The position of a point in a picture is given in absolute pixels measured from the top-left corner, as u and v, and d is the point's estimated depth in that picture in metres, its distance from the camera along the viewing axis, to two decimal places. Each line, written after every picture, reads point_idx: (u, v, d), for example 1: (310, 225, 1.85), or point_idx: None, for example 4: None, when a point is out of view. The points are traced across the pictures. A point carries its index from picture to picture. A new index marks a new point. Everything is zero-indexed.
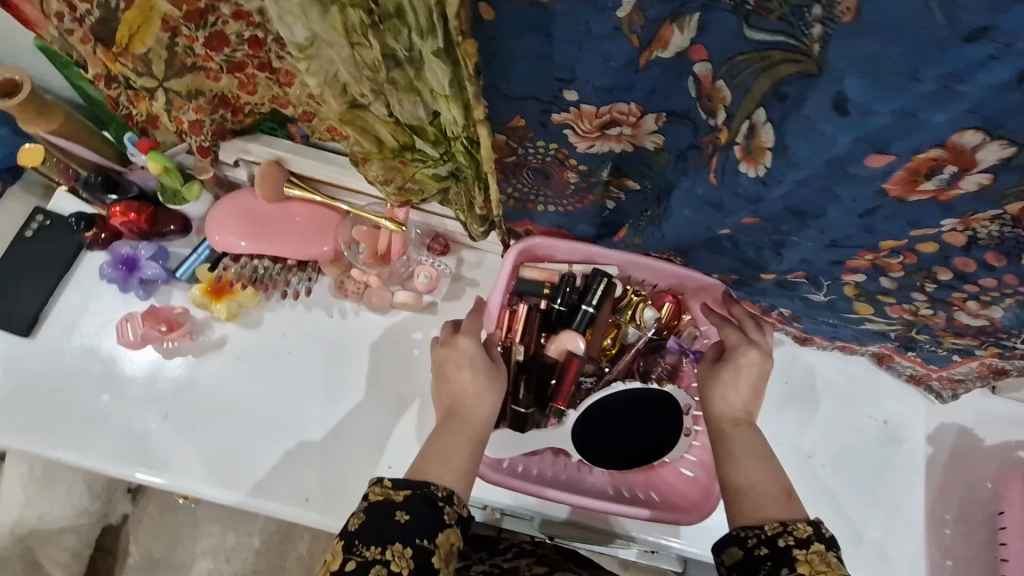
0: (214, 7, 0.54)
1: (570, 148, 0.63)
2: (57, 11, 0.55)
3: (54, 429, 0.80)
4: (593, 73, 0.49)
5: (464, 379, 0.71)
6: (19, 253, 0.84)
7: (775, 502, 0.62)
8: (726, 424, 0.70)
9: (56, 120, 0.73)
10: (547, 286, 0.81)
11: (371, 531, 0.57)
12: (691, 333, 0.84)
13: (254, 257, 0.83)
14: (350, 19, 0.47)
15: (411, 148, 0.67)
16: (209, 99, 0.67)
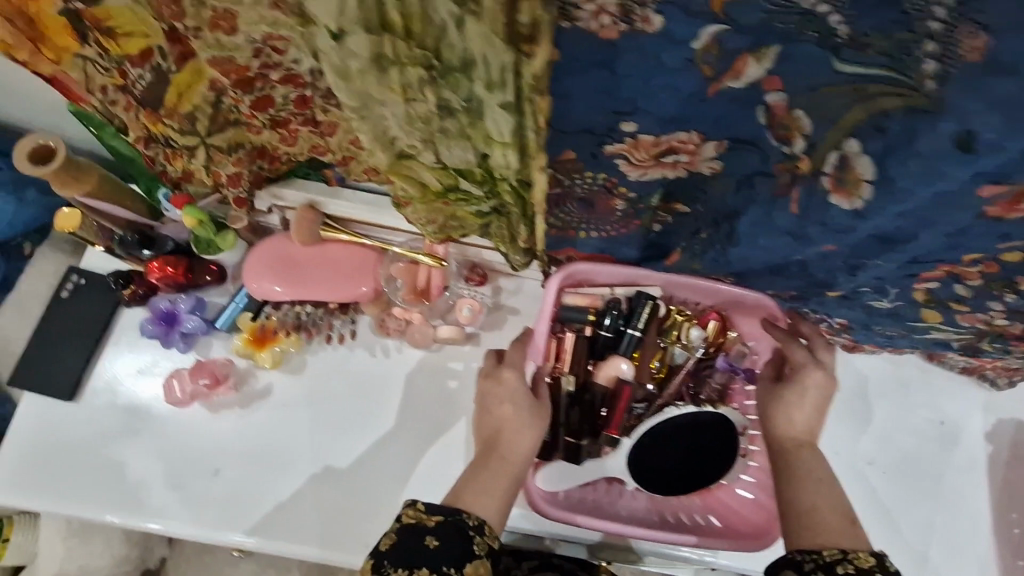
0: (263, 76, 0.53)
1: (620, 177, 0.61)
2: (101, 84, 0.54)
3: (89, 481, 0.79)
4: (657, 105, 0.47)
5: (505, 413, 0.68)
6: (57, 315, 0.83)
7: (838, 530, 0.60)
8: (788, 445, 0.69)
9: (90, 183, 0.72)
10: (592, 311, 0.77)
11: (402, 554, 0.57)
12: (740, 350, 0.81)
13: (293, 303, 0.81)
14: (408, 77, 0.46)
15: (458, 189, 0.66)
16: (249, 151, 0.67)
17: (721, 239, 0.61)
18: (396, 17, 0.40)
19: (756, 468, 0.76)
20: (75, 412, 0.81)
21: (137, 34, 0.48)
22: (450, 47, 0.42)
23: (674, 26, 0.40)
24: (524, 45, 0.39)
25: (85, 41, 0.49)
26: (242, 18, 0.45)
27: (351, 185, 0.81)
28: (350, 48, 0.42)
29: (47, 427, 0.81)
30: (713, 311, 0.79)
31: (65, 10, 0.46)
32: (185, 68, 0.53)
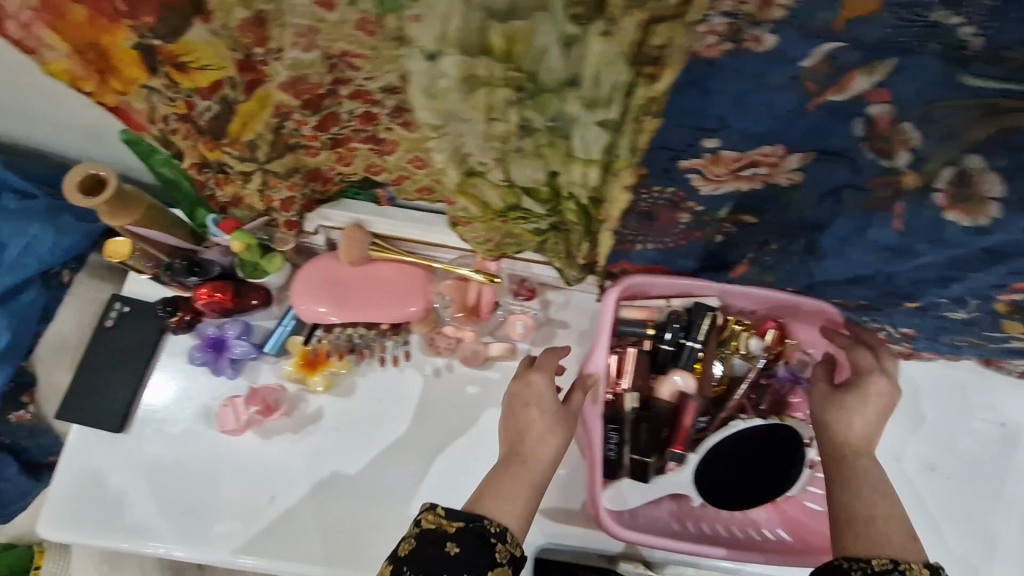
0: (332, 91, 0.51)
1: (690, 191, 0.59)
2: (163, 113, 0.53)
3: (115, 505, 0.78)
4: (747, 121, 0.46)
5: (529, 416, 0.67)
6: (103, 345, 0.82)
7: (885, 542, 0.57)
8: (850, 451, 0.65)
9: (138, 211, 0.71)
10: (650, 324, 0.76)
11: (422, 562, 0.54)
12: (801, 358, 0.79)
13: (345, 326, 0.81)
14: (496, 98, 0.44)
15: (518, 211, 0.64)
16: (303, 175, 0.65)
17: (802, 253, 0.61)
18: (500, 41, 0.39)
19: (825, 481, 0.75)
20: (126, 443, 0.80)
21: (210, 67, 0.47)
22: (547, 69, 0.41)
23: (787, 46, 0.39)
24: (648, 65, 0.40)
25: (153, 73, 0.47)
26: (325, 33, 0.43)
27: (402, 204, 0.79)
28: (442, 67, 0.41)
29: (93, 460, 0.79)
30: (771, 320, 0.79)
31: (138, 44, 0.44)
32: (252, 96, 0.50)
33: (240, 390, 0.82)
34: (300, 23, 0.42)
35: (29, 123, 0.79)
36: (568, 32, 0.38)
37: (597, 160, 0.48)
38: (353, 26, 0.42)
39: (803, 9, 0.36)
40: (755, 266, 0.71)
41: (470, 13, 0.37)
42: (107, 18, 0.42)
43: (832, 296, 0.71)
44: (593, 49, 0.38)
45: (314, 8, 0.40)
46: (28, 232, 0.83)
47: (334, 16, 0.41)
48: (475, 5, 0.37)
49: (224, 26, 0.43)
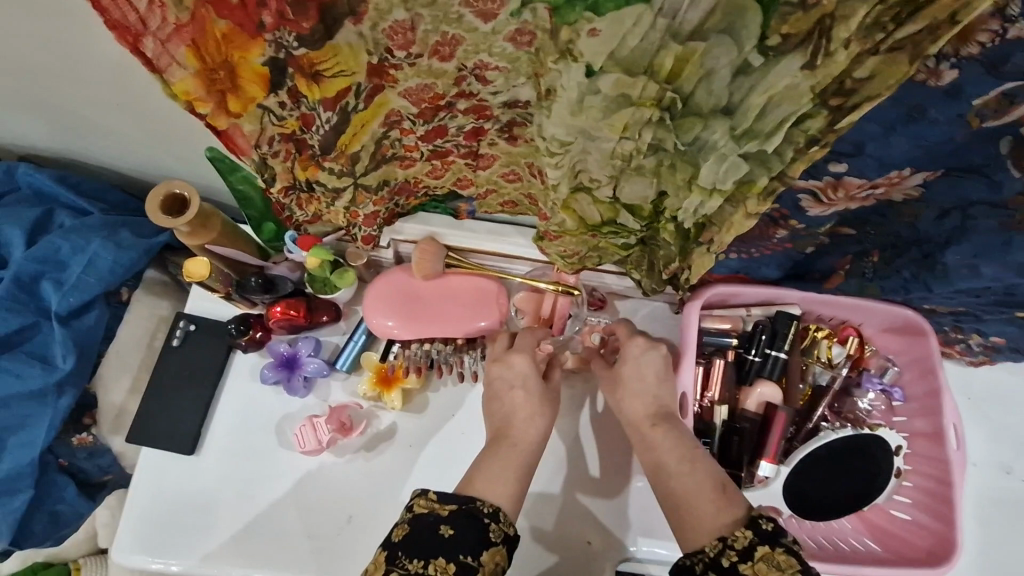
0: (450, 103, 0.50)
1: (796, 211, 0.60)
2: (269, 135, 0.49)
3: (152, 519, 0.76)
4: (889, 151, 0.50)
5: (515, 399, 0.72)
6: (170, 364, 0.81)
7: (703, 500, 0.60)
8: (642, 428, 0.69)
9: (216, 230, 0.70)
10: (736, 334, 0.75)
11: (415, 542, 0.56)
12: (880, 364, 0.78)
13: (422, 341, 0.79)
14: (638, 117, 0.43)
15: (614, 225, 0.57)
16: (391, 188, 0.62)
17: (918, 265, 0.62)
18: (671, 61, 0.39)
19: (913, 489, 0.75)
20: (197, 464, 0.78)
21: (345, 73, 0.44)
22: (708, 91, 0.42)
23: (968, 82, 0.44)
24: (836, 97, 0.41)
25: (275, 90, 0.45)
26: (465, 45, 0.43)
27: (480, 217, 0.78)
28: (599, 85, 0.40)
29: (161, 487, 0.77)
30: (850, 326, 0.77)
31: (271, 61, 0.42)
32: (372, 103, 0.49)
33: (313, 409, 0.80)
34: (451, 32, 0.42)
35: (96, 124, 0.78)
36: (749, 61, 0.39)
37: (728, 190, 0.48)
38: (504, 39, 0.42)
39: (1003, 49, 0.41)
40: (851, 277, 0.70)
41: (652, 32, 0.37)
42: (246, 34, 0.40)
43: (925, 303, 0.71)
44: (767, 70, 0.39)
45: (468, 13, 0.40)
46: (89, 249, 0.82)
47: (486, 27, 0.41)
48: (660, 26, 0.37)
49: (373, 27, 0.41)
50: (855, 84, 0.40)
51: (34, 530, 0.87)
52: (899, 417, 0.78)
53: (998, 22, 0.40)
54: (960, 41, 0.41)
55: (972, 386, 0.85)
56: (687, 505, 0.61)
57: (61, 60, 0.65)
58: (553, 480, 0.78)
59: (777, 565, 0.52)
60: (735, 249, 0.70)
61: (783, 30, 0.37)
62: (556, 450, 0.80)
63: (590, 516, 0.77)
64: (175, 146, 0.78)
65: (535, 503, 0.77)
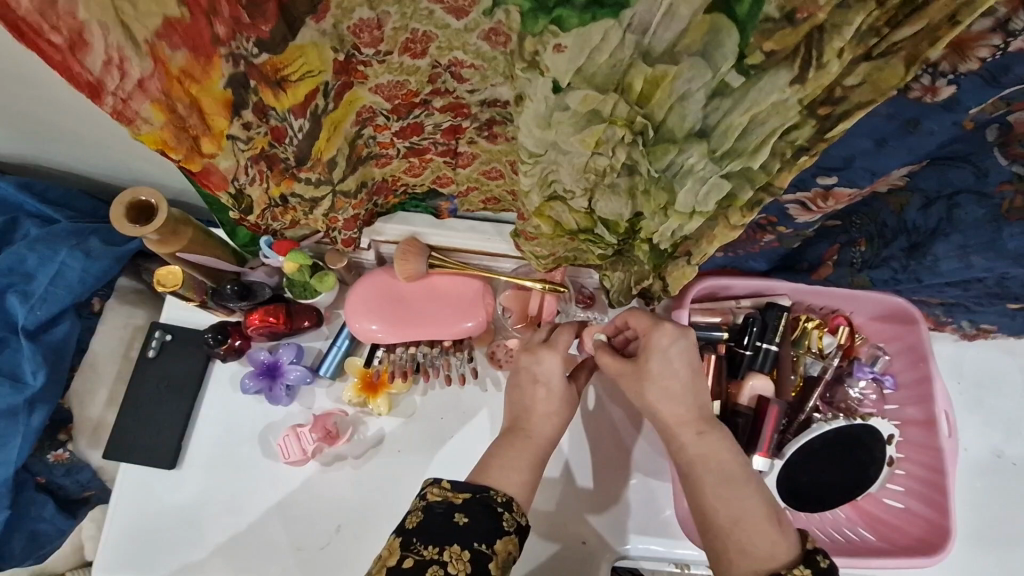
0: (426, 100, 0.48)
1: (784, 218, 0.59)
2: (242, 163, 0.47)
3: (134, 537, 0.74)
4: (877, 161, 0.50)
5: (537, 394, 0.67)
6: (147, 377, 0.79)
7: (755, 529, 0.54)
8: (685, 433, 0.60)
9: (187, 237, 0.67)
10: (725, 327, 0.74)
11: (431, 529, 0.54)
12: (871, 352, 0.77)
13: (407, 344, 0.77)
14: (610, 134, 0.42)
15: (590, 233, 0.55)
16: (370, 188, 0.60)
17: (907, 255, 0.60)
18: (642, 83, 0.38)
19: (904, 477, 0.74)
20: (180, 479, 0.76)
21: (312, 73, 0.41)
22: (681, 113, 0.40)
23: (966, 95, 0.43)
24: (825, 106, 0.39)
25: (239, 113, 0.43)
26: (438, 41, 0.42)
27: (462, 215, 0.76)
28: (567, 101, 0.39)
29: (143, 498, 0.75)
30: (840, 315, 0.76)
31: (230, 80, 0.40)
32: (342, 101, 0.46)
33: (298, 417, 0.78)
34: (421, 29, 0.40)
35: (55, 128, 0.74)
36: (726, 82, 0.38)
37: (711, 211, 0.46)
38: (478, 36, 0.40)
39: (1003, 62, 0.40)
40: (840, 267, 0.69)
41: (621, 50, 0.36)
42: (202, 56, 0.38)
43: (914, 293, 0.70)
44: (753, 88, 0.38)
45: (438, 9, 0.38)
46: (56, 259, 0.78)
47: (460, 23, 0.39)
48: (630, 42, 0.36)
49: (336, 25, 0.39)
50: (842, 91, 0.38)
51: (13, 549, 0.84)
52: (891, 405, 0.77)
53: (999, 37, 0.39)
54: (957, 56, 0.41)
55: (963, 369, 0.85)
56: (747, 537, 0.54)
57: (12, 64, 0.62)
58: (558, 465, 0.77)
59: None
60: (726, 250, 0.68)
61: (764, 47, 0.35)
62: (574, 431, 0.79)
63: (593, 506, 0.76)
64: (139, 148, 0.75)
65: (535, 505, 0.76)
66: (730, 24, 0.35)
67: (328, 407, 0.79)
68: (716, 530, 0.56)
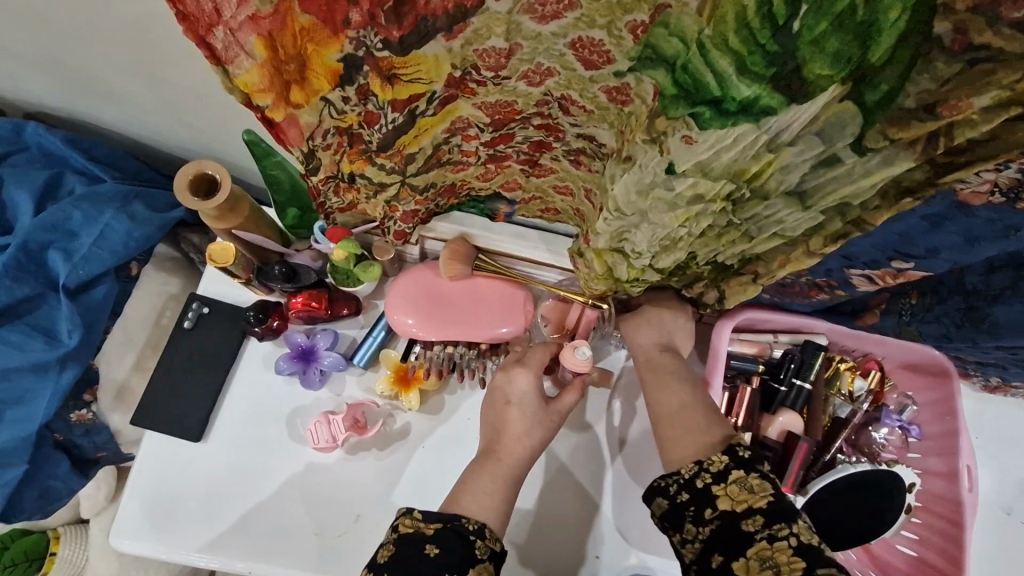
0: (524, 117, 0.50)
1: (843, 283, 0.58)
2: (324, 127, 0.46)
3: (150, 509, 0.74)
4: (970, 255, 0.46)
5: (509, 415, 0.70)
6: (180, 348, 0.79)
7: (695, 420, 0.63)
8: (652, 354, 0.71)
9: (244, 214, 0.67)
10: (762, 360, 0.75)
11: (400, 561, 0.55)
12: (899, 401, 0.77)
13: (445, 343, 0.77)
14: (705, 210, 0.42)
15: (638, 280, 0.56)
16: (438, 189, 0.61)
17: (964, 314, 0.62)
18: (756, 167, 0.37)
19: (920, 525, 0.75)
20: (206, 452, 0.76)
21: (422, 81, 0.43)
22: (780, 180, 0.39)
23: None
24: (944, 155, 0.36)
25: (342, 86, 0.42)
26: (557, 78, 0.44)
27: (513, 220, 0.76)
28: (675, 182, 0.39)
29: (164, 470, 0.75)
30: (872, 359, 0.77)
31: (347, 57, 0.39)
32: (443, 109, 0.48)
33: (326, 403, 0.78)
34: (545, 64, 0.42)
35: (116, 91, 0.74)
36: (839, 156, 0.36)
37: (796, 235, 0.46)
38: (600, 88, 0.43)
39: None
40: (887, 316, 0.69)
41: (750, 146, 0.35)
42: (328, 30, 0.37)
43: (954, 349, 0.71)
44: (860, 166, 0.36)
45: (570, 54, 0.41)
46: (101, 221, 0.78)
47: (586, 72, 0.42)
48: (760, 141, 0.34)
49: (463, 45, 0.40)
50: (970, 143, 0.35)
51: (22, 504, 0.82)
52: (913, 454, 0.78)
53: None
54: None
55: (983, 424, 0.86)
56: (683, 428, 0.63)
57: (86, 24, 0.61)
58: (531, 495, 0.77)
59: (749, 487, 0.53)
60: (776, 296, 0.68)
61: (891, 133, 0.34)
62: (537, 465, 0.78)
63: (569, 535, 0.77)
64: (196, 118, 0.74)
65: (512, 535, 0.76)
66: (853, 109, 0.33)
67: (357, 396, 0.79)
68: (661, 426, 0.65)
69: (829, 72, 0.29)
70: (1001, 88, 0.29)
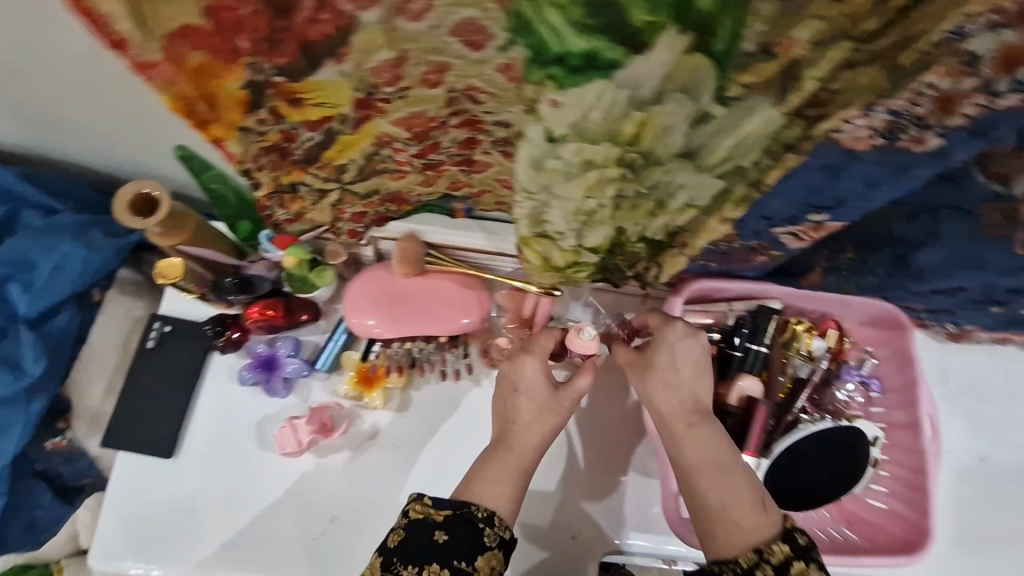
0: (442, 121, 0.48)
1: (776, 245, 0.59)
2: (252, 153, 0.48)
3: (129, 527, 0.75)
4: (869, 203, 0.48)
5: (518, 403, 0.65)
6: (145, 369, 0.80)
7: (745, 512, 0.56)
8: (677, 424, 0.60)
9: (188, 230, 0.68)
10: (717, 329, 0.75)
11: (410, 548, 0.56)
12: (858, 355, 0.78)
13: (403, 340, 0.78)
14: (603, 177, 0.42)
15: (578, 264, 0.57)
16: (381, 197, 0.61)
17: (892, 265, 0.64)
18: (630, 126, 0.38)
19: (889, 478, 0.76)
20: (178, 468, 0.77)
21: (329, 105, 0.43)
22: (666, 144, 0.40)
23: (953, 148, 0.43)
24: (812, 109, 0.39)
25: (255, 110, 0.43)
26: (453, 71, 0.41)
27: (476, 215, 0.76)
28: (561, 151, 0.39)
29: (139, 488, 0.76)
30: (830, 320, 0.77)
31: (251, 83, 0.40)
32: (359, 130, 0.47)
33: (294, 410, 0.79)
34: (437, 61, 0.39)
35: (61, 126, 0.75)
36: (709, 111, 0.37)
37: (706, 204, 0.48)
38: (493, 67, 0.39)
39: (992, 120, 0.41)
40: (829, 275, 0.70)
41: (613, 107, 0.36)
42: (223, 60, 0.38)
43: (902, 299, 0.72)
44: (729, 116, 0.38)
45: (456, 44, 0.37)
46: (58, 250, 0.80)
47: (476, 56, 0.38)
48: (621, 99, 0.35)
49: (357, 66, 0.39)
50: (829, 95, 0.38)
51: (8, 536, 0.86)
52: (877, 408, 0.78)
53: (983, 96, 0.39)
54: (944, 112, 0.40)
55: (949, 375, 0.86)
56: (730, 520, 0.56)
57: (10, 57, 0.61)
58: (551, 476, 0.78)
59: None
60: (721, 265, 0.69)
61: (743, 80, 0.36)
62: (557, 445, 0.79)
63: (581, 517, 0.77)
64: (134, 142, 0.74)
65: (526, 517, 0.76)
66: (707, 62, 0.34)
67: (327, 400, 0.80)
68: (698, 512, 0.57)
69: (654, 19, 0.31)
70: (815, 17, 0.32)
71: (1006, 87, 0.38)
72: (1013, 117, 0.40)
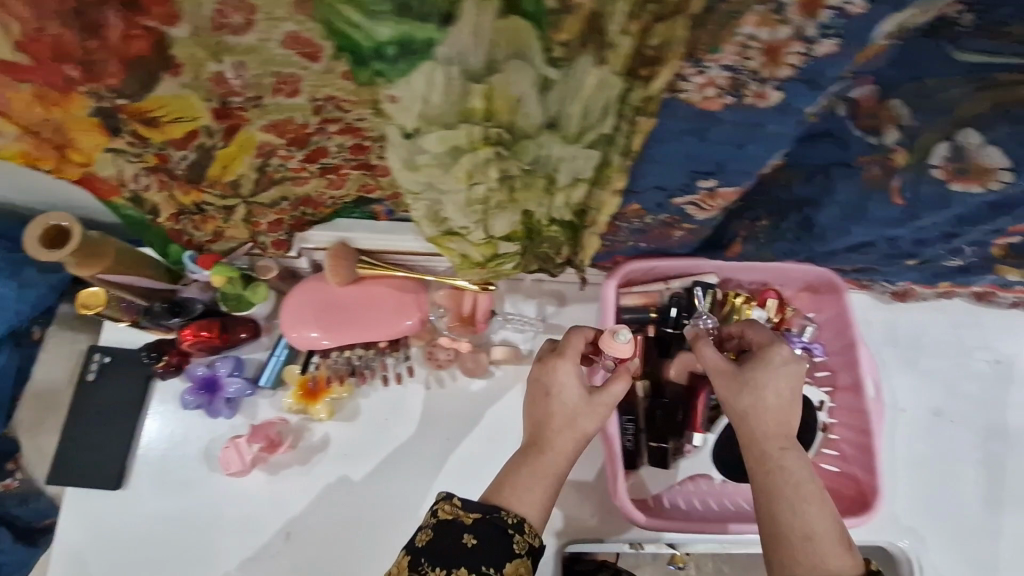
0: (320, 128, 0.50)
1: (685, 217, 0.60)
2: (133, 174, 0.52)
3: (82, 560, 0.75)
4: (749, 164, 0.50)
5: (549, 407, 0.61)
6: (85, 403, 0.79)
7: (836, 554, 0.50)
8: (772, 446, 0.56)
9: (106, 257, 0.67)
10: (652, 309, 0.76)
11: (437, 551, 0.52)
12: (800, 322, 0.77)
13: (342, 349, 0.78)
14: (476, 160, 0.44)
15: (502, 256, 0.56)
16: (291, 202, 0.60)
17: (799, 229, 0.64)
18: (479, 100, 0.40)
19: (840, 442, 0.75)
20: (127, 497, 0.77)
21: (187, 118, 0.46)
22: (525, 114, 0.42)
23: (795, 100, 0.44)
24: (643, 68, 0.41)
25: (117, 134, 0.47)
26: (308, 81, 0.44)
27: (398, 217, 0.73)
28: (424, 144, 0.43)
29: (89, 520, 0.76)
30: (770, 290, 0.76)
31: (97, 110, 0.44)
32: (234, 140, 0.49)
33: (241, 429, 0.79)
34: (286, 72, 0.43)
35: None
36: (546, 75, 0.40)
37: (589, 178, 0.49)
38: (342, 71, 0.42)
39: (816, 67, 0.42)
40: (748, 243, 0.69)
41: (451, 84, 0.39)
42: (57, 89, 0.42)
43: (835, 262, 0.72)
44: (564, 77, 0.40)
45: (294, 54, 0.41)
46: None
47: (318, 66, 0.42)
48: (456, 75, 0.39)
49: (196, 77, 0.42)
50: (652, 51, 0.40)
51: None
52: (822, 372, 0.78)
53: (800, 45, 0.40)
54: (773, 64, 0.42)
55: (898, 334, 0.86)
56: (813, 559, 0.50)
57: None
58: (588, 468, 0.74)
59: None
60: (646, 243, 0.69)
61: (558, 39, 0.38)
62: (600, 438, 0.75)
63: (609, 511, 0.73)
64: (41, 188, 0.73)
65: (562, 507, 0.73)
66: (525, 25, 0.37)
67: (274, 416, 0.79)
68: (772, 541, 0.52)
69: None
70: None
71: (816, 32, 0.40)
72: (833, 63, 0.42)
